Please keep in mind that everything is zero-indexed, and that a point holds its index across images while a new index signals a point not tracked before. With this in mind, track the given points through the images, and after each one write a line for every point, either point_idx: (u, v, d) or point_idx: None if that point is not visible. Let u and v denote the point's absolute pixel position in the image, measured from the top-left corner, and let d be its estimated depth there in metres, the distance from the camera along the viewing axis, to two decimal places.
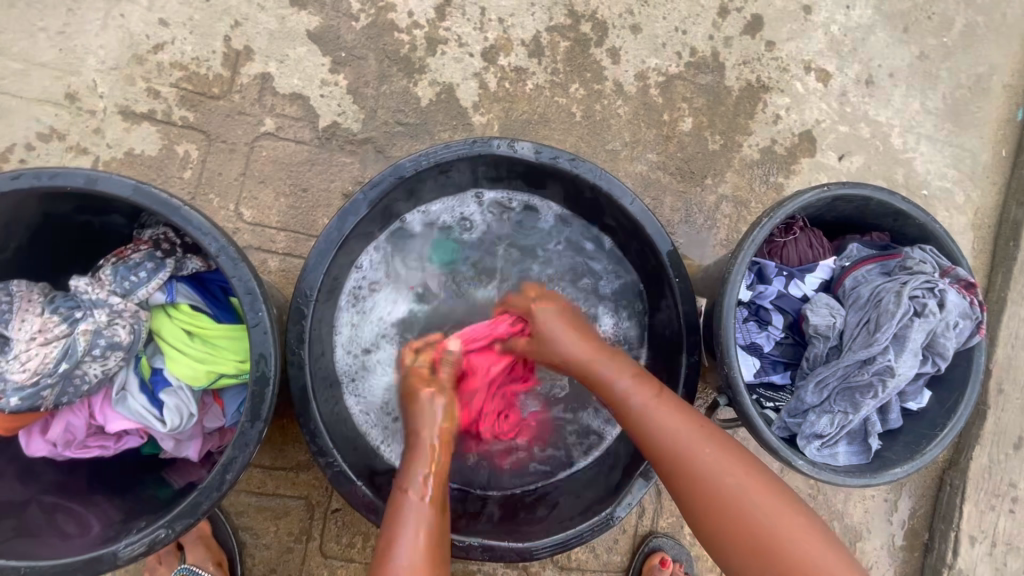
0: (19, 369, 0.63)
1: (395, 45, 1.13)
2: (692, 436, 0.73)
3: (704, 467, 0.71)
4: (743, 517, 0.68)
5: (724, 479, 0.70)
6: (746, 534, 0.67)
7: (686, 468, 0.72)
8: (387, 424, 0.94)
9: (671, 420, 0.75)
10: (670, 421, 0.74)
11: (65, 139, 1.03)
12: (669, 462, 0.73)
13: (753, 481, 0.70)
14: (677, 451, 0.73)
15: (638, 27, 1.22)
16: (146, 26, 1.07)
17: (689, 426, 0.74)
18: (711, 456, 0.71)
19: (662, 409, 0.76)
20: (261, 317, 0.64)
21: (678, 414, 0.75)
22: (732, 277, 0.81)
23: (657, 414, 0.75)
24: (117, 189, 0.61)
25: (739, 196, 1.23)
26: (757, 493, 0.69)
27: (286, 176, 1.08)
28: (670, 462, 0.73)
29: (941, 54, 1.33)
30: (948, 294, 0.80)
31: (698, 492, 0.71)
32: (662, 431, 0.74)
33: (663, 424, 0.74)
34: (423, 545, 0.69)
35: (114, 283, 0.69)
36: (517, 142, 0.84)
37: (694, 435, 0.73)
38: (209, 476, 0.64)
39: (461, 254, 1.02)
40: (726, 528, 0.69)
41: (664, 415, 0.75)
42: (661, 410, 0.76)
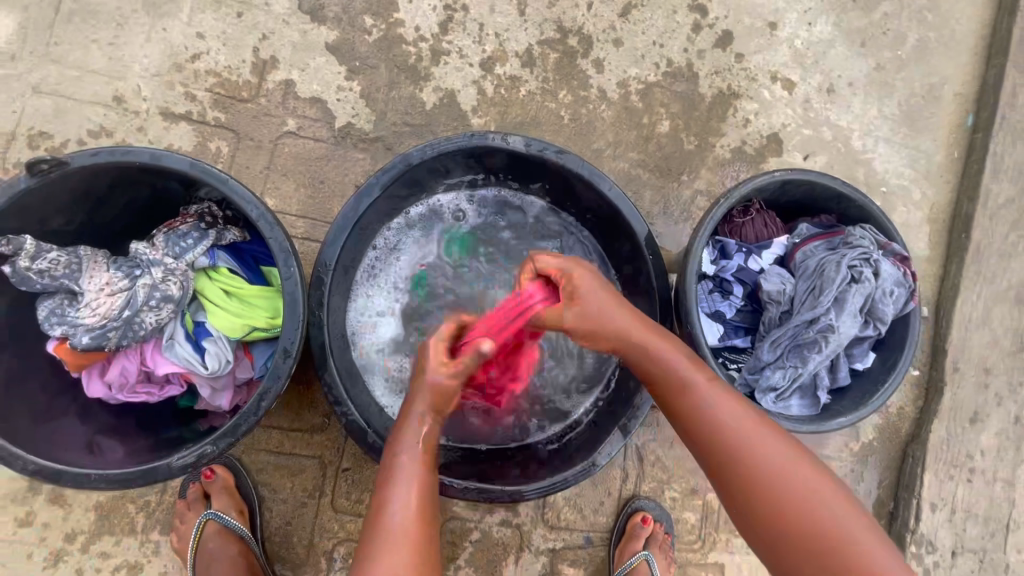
0: (90, 314, 0.77)
1: (404, 56, 1.27)
2: (745, 420, 0.72)
3: (762, 453, 0.69)
4: (799, 507, 0.66)
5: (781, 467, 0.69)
6: (801, 521, 0.65)
7: (740, 452, 0.70)
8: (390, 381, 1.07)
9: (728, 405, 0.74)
10: (726, 405, 0.74)
11: (112, 136, 1.17)
12: (721, 446, 0.71)
13: (812, 472, 0.68)
14: (733, 434, 0.71)
15: (620, 41, 1.37)
16: (185, 39, 1.21)
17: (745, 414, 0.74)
18: (769, 444, 0.70)
19: (720, 393, 0.75)
20: (292, 271, 0.77)
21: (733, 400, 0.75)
22: (694, 249, 0.94)
23: (713, 397, 0.74)
24: (177, 165, 0.75)
25: (712, 191, 1.37)
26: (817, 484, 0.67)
27: (306, 170, 1.22)
28: (720, 444, 0.71)
29: (895, 66, 1.48)
30: (882, 264, 0.93)
31: (749, 475, 0.69)
32: (718, 415, 0.73)
33: (719, 408, 0.73)
34: (418, 511, 0.71)
35: (167, 248, 0.82)
36: (509, 136, 0.97)
37: (750, 422, 0.73)
38: (248, 403, 0.75)
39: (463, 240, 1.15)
40: (776, 513, 0.66)
41: (719, 398, 0.74)
42: (719, 395, 0.75)
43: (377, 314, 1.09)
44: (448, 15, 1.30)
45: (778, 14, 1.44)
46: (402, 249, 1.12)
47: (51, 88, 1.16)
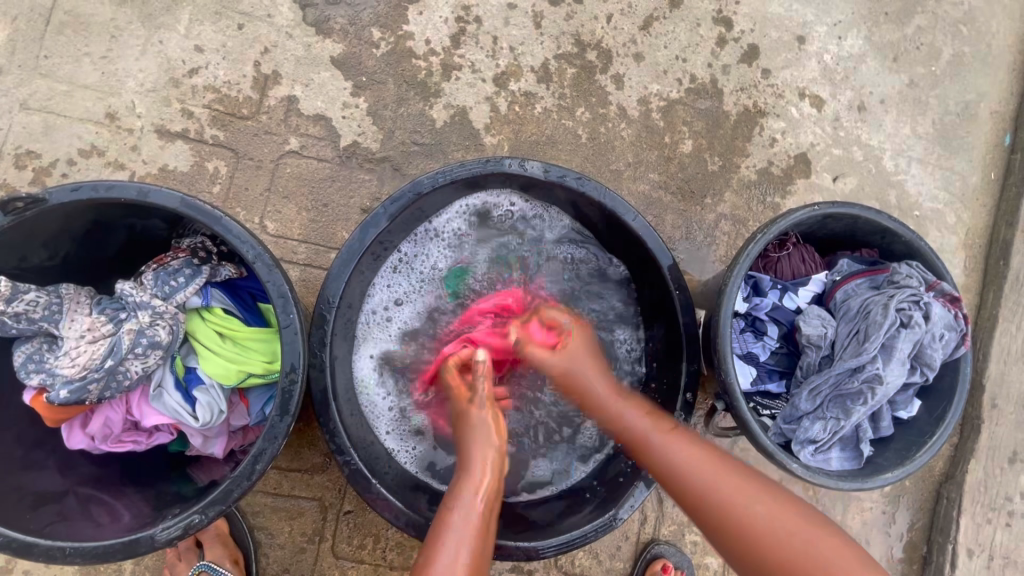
0: (68, 363, 0.70)
1: (413, 71, 1.21)
2: (714, 467, 0.76)
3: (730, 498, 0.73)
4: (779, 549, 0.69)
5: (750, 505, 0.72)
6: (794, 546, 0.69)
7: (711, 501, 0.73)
8: (391, 401, 1.01)
9: (681, 451, 0.78)
10: (686, 453, 0.78)
11: (104, 155, 1.10)
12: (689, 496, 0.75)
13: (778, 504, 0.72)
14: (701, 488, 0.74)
15: (640, 55, 1.29)
16: (183, 52, 1.15)
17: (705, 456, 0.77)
18: (735, 483, 0.74)
19: (674, 442, 0.80)
20: (293, 319, 0.70)
21: (692, 444, 0.79)
22: (729, 289, 0.87)
23: (669, 448, 0.79)
24: (166, 202, 0.68)
25: (737, 215, 1.29)
26: (791, 518, 0.70)
27: (309, 192, 1.15)
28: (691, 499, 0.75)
29: (930, 82, 1.39)
30: (933, 306, 0.86)
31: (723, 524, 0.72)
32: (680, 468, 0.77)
33: (677, 455, 0.78)
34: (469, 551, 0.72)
35: (155, 287, 0.75)
36: (527, 162, 0.90)
37: (716, 467, 0.76)
38: (240, 467, 0.70)
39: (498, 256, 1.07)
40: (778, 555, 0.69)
41: (677, 448, 0.79)
42: (674, 444, 0.79)
43: (392, 319, 1.02)
44: (460, 27, 1.23)
45: (807, 27, 1.36)
46: (434, 254, 1.03)
47: (40, 104, 1.10)
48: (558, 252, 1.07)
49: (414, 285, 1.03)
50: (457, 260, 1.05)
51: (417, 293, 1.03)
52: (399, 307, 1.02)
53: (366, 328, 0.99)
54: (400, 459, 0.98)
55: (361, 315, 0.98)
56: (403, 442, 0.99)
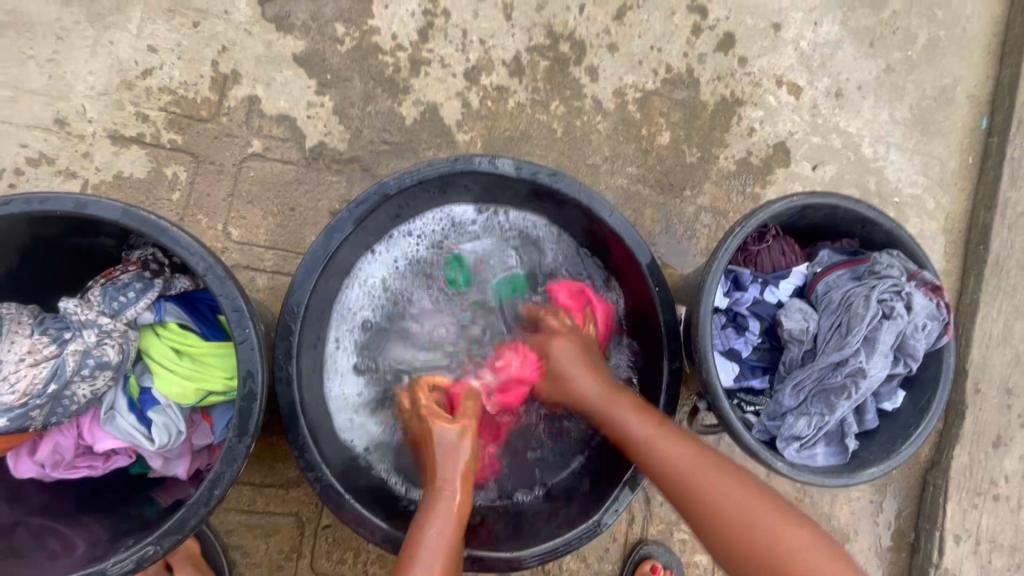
0: (7, 390, 0.65)
1: (380, 67, 1.16)
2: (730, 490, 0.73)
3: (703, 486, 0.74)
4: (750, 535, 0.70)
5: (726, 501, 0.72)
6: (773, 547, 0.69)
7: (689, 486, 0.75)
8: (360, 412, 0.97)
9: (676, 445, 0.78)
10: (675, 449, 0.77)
11: (54, 164, 1.05)
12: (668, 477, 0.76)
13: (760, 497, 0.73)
14: (686, 477, 0.75)
15: (615, 46, 1.26)
16: (135, 52, 1.09)
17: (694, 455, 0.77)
18: (718, 481, 0.74)
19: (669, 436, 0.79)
20: (248, 333, 0.67)
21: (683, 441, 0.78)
22: (708, 285, 0.84)
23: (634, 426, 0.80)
24: (106, 213, 0.64)
25: (717, 207, 1.27)
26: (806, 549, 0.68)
27: (274, 196, 1.10)
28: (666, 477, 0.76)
29: (907, 67, 1.38)
30: (914, 297, 0.84)
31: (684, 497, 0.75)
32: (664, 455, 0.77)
33: (668, 453, 0.77)
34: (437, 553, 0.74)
35: (102, 303, 0.71)
36: (498, 159, 0.87)
37: (698, 466, 0.76)
38: (197, 493, 0.66)
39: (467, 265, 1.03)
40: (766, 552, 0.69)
41: (670, 447, 0.78)
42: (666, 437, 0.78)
43: (359, 329, 0.99)
44: (428, 20, 1.19)
45: (782, 14, 1.34)
46: (403, 261, 1.01)
47: None
48: (526, 255, 1.04)
49: (382, 295, 1.00)
50: (431, 262, 1.02)
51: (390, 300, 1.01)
52: (367, 320, 0.99)
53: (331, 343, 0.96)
54: (380, 470, 0.95)
55: (331, 320, 0.95)
56: (383, 454, 0.96)
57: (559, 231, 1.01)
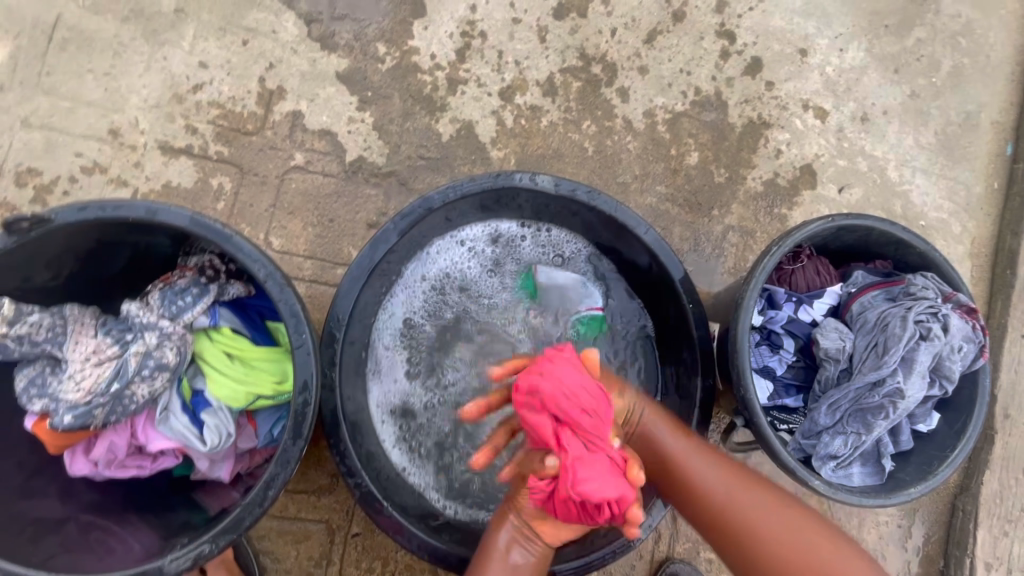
0: (73, 389, 0.68)
1: (418, 85, 1.20)
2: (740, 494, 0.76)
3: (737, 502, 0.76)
4: (793, 553, 0.71)
5: (758, 518, 0.74)
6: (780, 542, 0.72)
7: (719, 506, 0.76)
8: (395, 424, 0.98)
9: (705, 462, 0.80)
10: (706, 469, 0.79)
11: (106, 172, 1.09)
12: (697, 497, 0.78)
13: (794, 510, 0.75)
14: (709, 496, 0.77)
15: (645, 69, 1.30)
16: (187, 68, 1.14)
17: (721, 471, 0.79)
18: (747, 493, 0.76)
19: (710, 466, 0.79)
20: (305, 338, 0.69)
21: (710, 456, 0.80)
22: (745, 302, 0.85)
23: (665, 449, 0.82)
24: (174, 221, 0.67)
25: (745, 226, 1.29)
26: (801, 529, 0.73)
27: (314, 208, 1.14)
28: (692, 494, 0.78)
29: (931, 93, 1.40)
30: (951, 318, 0.85)
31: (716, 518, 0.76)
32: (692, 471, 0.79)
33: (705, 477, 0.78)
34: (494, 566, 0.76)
35: (162, 307, 0.74)
36: (538, 176, 0.89)
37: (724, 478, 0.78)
38: (251, 494, 0.67)
39: (533, 282, 1.05)
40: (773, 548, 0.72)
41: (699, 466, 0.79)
42: (693, 450, 0.81)
43: (401, 338, 1.00)
44: (465, 42, 1.23)
45: (809, 40, 1.37)
46: (447, 273, 1.03)
47: (42, 121, 1.09)
48: (569, 270, 1.05)
49: (427, 304, 1.02)
50: (473, 275, 1.04)
51: (432, 311, 1.02)
52: (409, 331, 1.01)
53: (375, 352, 0.98)
54: (411, 479, 0.96)
55: (375, 328, 0.98)
56: (416, 463, 0.97)
57: (598, 249, 1.03)
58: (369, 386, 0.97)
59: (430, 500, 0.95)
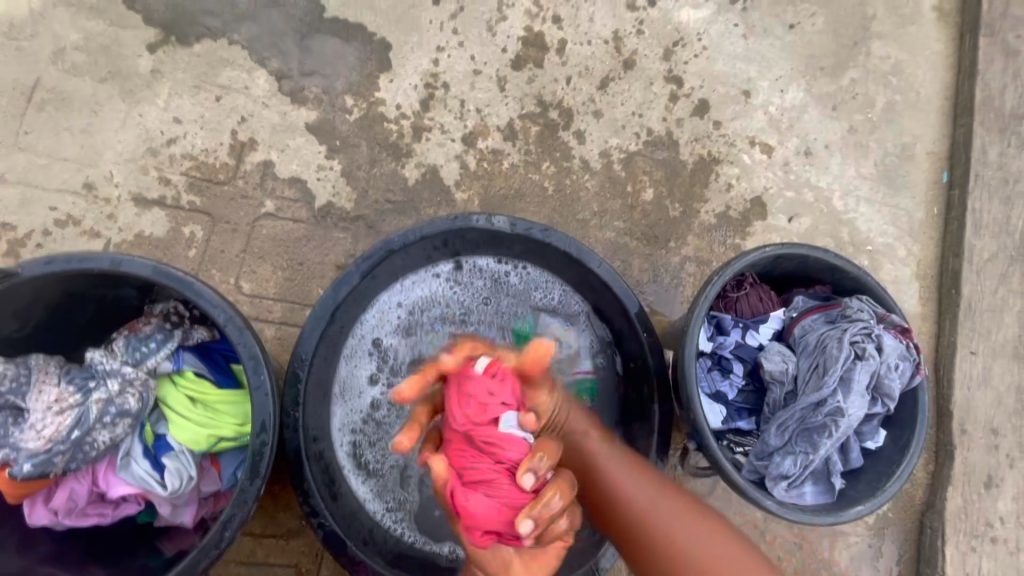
0: (34, 437, 0.70)
1: (385, 134, 1.27)
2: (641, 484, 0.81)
3: (659, 516, 0.77)
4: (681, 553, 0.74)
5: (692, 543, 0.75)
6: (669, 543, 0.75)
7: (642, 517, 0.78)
8: (358, 453, 0.99)
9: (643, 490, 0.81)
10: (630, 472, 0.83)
11: (80, 225, 1.13)
12: (624, 516, 0.79)
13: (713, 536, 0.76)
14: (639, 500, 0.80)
15: (600, 113, 1.38)
16: (162, 124, 1.20)
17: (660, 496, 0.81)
18: (679, 519, 0.77)
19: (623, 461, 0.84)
20: (263, 380, 0.71)
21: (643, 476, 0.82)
22: (690, 329, 0.90)
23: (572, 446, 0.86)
24: (138, 270, 0.70)
25: (701, 257, 1.35)
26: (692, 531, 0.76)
27: (284, 252, 1.18)
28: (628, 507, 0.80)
29: (868, 127, 1.50)
30: (884, 338, 0.90)
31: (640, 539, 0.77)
32: (623, 492, 0.80)
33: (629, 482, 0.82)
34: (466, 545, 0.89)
35: (126, 354, 0.76)
36: (494, 217, 0.95)
37: (663, 504, 0.79)
38: (209, 535, 0.69)
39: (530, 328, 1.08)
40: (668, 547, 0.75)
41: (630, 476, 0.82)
42: (636, 478, 0.82)
43: (369, 365, 1.02)
44: (428, 92, 1.31)
45: (751, 83, 1.47)
46: (418, 304, 1.06)
47: (18, 177, 1.13)
48: (540, 303, 1.07)
49: (397, 334, 1.04)
50: (445, 306, 1.07)
51: (402, 340, 1.05)
52: (377, 359, 1.03)
53: (343, 381, 1.00)
54: (369, 507, 0.98)
55: (344, 355, 1.00)
56: (375, 490, 0.99)
57: (564, 284, 1.06)
58: (334, 411, 0.99)
59: (385, 528, 0.97)
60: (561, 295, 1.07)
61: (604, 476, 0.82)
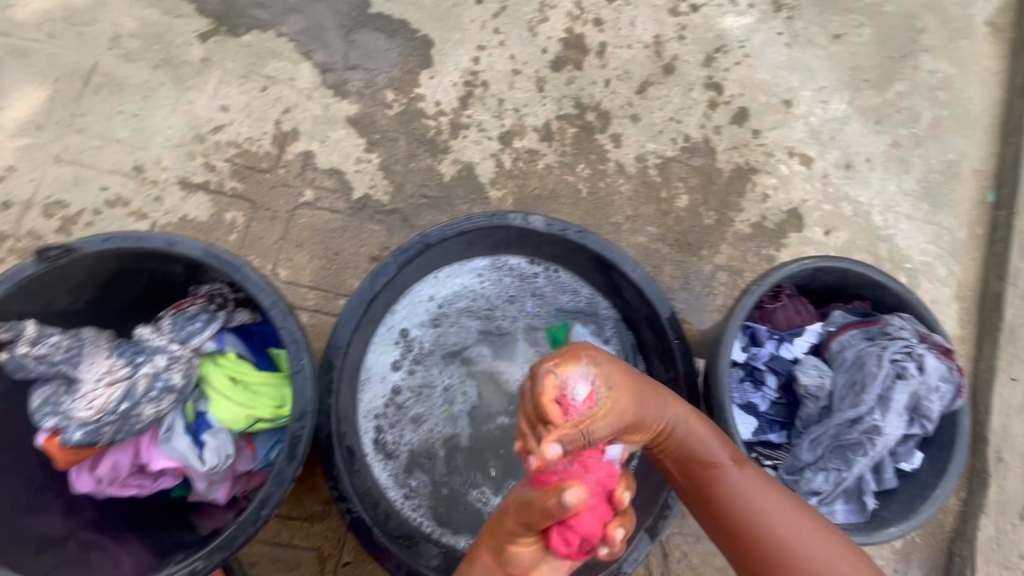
0: (85, 406, 0.72)
1: (423, 130, 1.28)
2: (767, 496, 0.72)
3: (769, 518, 0.70)
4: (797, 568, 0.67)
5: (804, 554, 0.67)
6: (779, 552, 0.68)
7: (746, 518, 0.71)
8: (383, 441, 1.00)
9: (762, 494, 0.72)
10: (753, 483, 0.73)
11: (129, 205, 1.16)
12: (729, 518, 0.72)
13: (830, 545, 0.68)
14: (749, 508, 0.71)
15: (637, 117, 1.38)
16: (209, 111, 1.23)
17: (782, 499, 0.72)
18: (807, 532, 0.69)
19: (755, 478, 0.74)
20: (304, 365, 0.73)
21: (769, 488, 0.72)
22: (725, 338, 0.89)
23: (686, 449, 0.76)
24: (189, 251, 0.73)
25: (733, 266, 1.34)
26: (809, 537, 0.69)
27: (321, 241, 1.20)
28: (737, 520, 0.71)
29: (911, 142, 1.47)
30: (926, 358, 0.88)
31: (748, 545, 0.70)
32: (745, 501, 0.72)
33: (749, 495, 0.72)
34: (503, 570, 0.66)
35: (173, 332, 0.79)
36: (530, 217, 0.95)
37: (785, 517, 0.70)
38: (246, 512, 0.70)
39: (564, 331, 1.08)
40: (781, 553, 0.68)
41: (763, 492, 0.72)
42: (754, 484, 0.73)
43: (399, 354, 1.04)
44: (468, 90, 1.32)
45: (793, 92, 1.45)
46: (450, 298, 1.07)
47: (72, 157, 1.18)
48: (571, 306, 1.08)
49: (427, 326, 1.06)
50: (476, 301, 1.08)
51: (433, 331, 1.06)
52: (407, 349, 1.05)
53: (373, 368, 1.02)
54: (390, 494, 0.97)
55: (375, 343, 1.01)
56: (396, 478, 0.99)
57: (595, 289, 1.06)
58: (363, 397, 1.00)
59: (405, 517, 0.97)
60: (592, 300, 1.08)
61: (721, 487, 0.74)
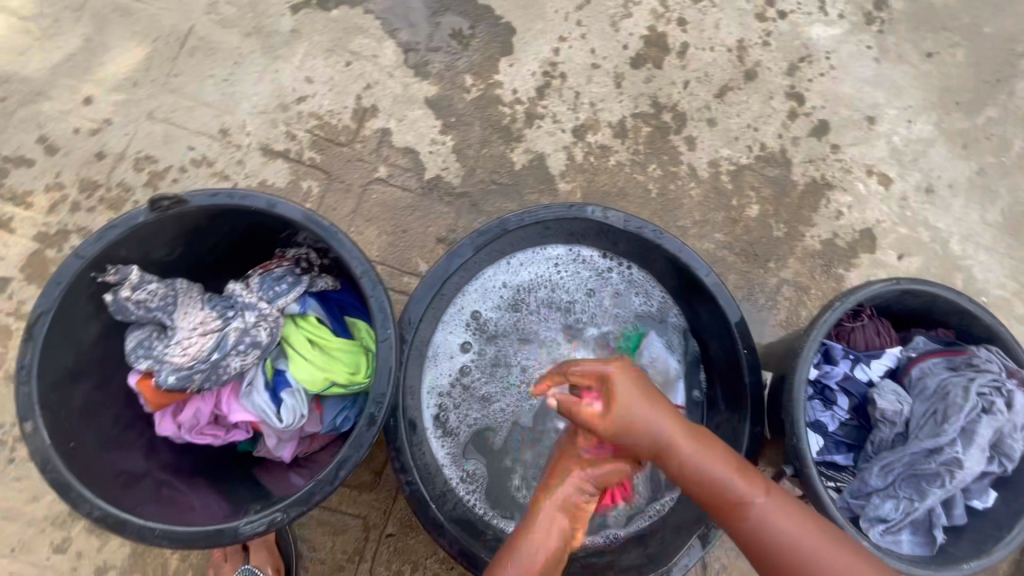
0: (180, 352, 0.75)
1: (498, 116, 1.28)
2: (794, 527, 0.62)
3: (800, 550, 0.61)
4: None
5: None
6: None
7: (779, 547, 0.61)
8: (443, 417, 1.01)
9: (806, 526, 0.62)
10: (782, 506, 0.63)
11: (213, 166, 1.20)
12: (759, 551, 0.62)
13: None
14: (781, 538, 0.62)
15: (714, 121, 1.35)
16: (295, 81, 1.26)
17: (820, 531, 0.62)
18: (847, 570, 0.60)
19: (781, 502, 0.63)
20: (389, 335, 0.74)
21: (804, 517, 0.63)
22: (804, 353, 0.87)
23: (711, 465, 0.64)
24: (290, 214, 0.74)
25: (799, 282, 1.30)
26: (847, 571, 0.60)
27: (391, 218, 1.22)
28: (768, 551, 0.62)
29: (1000, 171, 1.40)
30: (1016, 395, 0.84)
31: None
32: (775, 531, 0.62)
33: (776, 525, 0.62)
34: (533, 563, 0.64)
35: (261, 290, 0.81)
36: (609, 211, 0.94)
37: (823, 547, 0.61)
38: (324, 471, 0.72)
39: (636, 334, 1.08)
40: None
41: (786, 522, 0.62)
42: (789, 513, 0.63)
43: (464, 334, 1.05)
44: (546, 80, 1.31)
45: (878, 109, 1.40)
46: (519, 283, 1.07)
47: (164, 115, 1.22)
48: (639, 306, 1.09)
49: (495, 309, 1.06)
50: (546, 289, 1.08)
51: (500, 315, 1.07)
52: (473, 329, 1.05)
53: (439, 343, 1.03)
54: (445, 472, 0.98)
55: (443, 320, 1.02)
56: (452, 457, 0.99)
57: (667, 291, 1.06)
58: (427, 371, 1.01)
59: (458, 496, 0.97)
60: (662, 302, 1.08)
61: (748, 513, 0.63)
